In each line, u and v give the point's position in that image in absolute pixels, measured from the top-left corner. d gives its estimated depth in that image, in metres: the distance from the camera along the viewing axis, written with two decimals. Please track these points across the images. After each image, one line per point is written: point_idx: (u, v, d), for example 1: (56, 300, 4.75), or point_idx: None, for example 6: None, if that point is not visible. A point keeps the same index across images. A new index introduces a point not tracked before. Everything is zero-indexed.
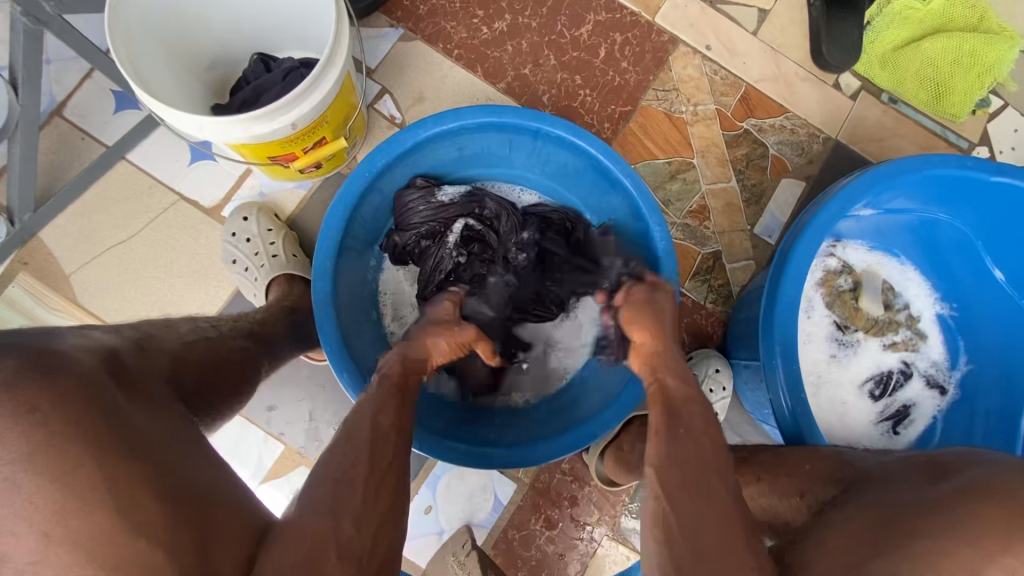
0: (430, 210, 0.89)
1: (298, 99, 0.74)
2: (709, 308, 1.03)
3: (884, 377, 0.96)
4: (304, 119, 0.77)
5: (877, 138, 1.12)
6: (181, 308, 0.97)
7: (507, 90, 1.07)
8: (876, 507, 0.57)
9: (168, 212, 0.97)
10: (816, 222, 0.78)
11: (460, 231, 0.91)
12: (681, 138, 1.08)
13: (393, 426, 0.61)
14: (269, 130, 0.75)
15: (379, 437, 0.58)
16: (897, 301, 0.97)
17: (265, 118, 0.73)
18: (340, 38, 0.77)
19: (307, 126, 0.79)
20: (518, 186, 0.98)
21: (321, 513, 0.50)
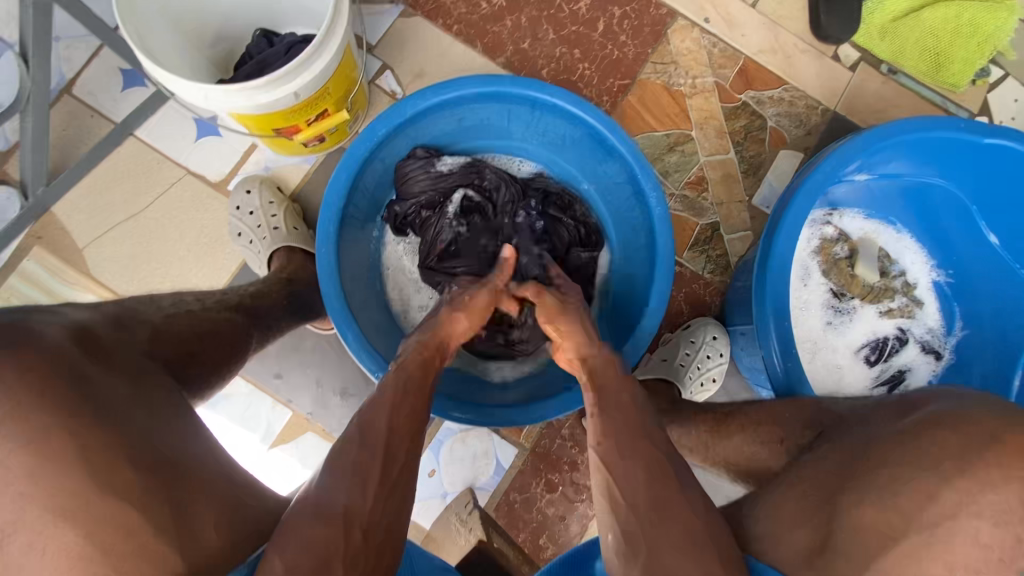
0: (430, 179, 0.92)
1: (300, 68, 0.76)
2: (707, 278, 1.05)
3: (879, 343, 0.97)
4: (306, 89, 0.79)
5: (876, 109, 1.13)
6: (189, 281, 0.99)
7: (507, 65, 1.08)
8: (851, 452, 0.60)
9: (176, 186, 0.99)
10: (808, 186, 0.79)
11: (460, 200, 0.92)
12: (679, 111, 1.09)
13: (406, 423, 0.61)
14: (272, 99, 0.77)
15: (393, 429, 0.59)
16: (892, 269, 0.98)
17: (268, 86, 0.75)
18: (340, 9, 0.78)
19: (310, 96, 0.81)
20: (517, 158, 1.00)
21: (329, 505, 0.52)
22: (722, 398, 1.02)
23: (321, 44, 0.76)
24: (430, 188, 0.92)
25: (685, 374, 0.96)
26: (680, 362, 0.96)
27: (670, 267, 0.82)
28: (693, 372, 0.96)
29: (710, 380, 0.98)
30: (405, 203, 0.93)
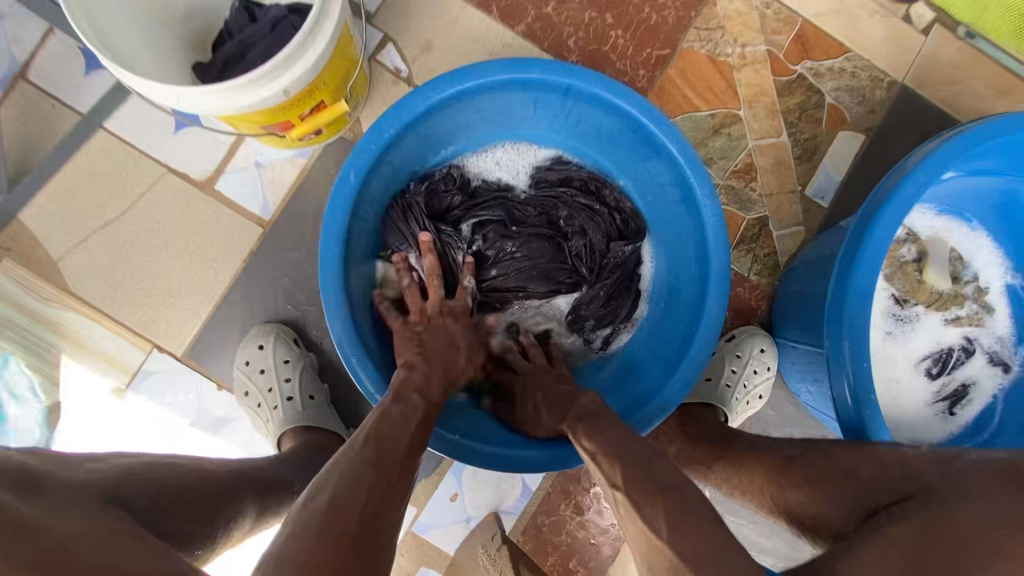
0: (439, 193, 0.83)
1: (288, 61, 0.63)
2: (754, 281, 0.94)
3: (943, 354, 0.88)
4: (297, 84, 0.66)
5: (950, 80, 0.98)
6: (177, 293, 0.89)
7: (527, 34, 0.93)
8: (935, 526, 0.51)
9: (156, 187, 0.88)
10: (882, 193, 0.69)
11: (472, 213, 0.84)
12: (726, 87, 0.95)
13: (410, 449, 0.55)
14: (256, 101, 0.64)
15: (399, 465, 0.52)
16: (965, 273, 0.88)
17: (251, 86, 0.63)
18: None
19: (302, 90, 0.69)
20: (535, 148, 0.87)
21: (315, 542, 0.44)
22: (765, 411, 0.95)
23: (311, 30, 0.63)
24: (439, 205, 0.84)
25: (730, 394, 0.89)
26: (726, 381, 0.89)
27: (726, 287, 0.72)
28: (739, 391, 0.89)
29: (756, 398, 0.91)
30: (411, 220, 0.81)
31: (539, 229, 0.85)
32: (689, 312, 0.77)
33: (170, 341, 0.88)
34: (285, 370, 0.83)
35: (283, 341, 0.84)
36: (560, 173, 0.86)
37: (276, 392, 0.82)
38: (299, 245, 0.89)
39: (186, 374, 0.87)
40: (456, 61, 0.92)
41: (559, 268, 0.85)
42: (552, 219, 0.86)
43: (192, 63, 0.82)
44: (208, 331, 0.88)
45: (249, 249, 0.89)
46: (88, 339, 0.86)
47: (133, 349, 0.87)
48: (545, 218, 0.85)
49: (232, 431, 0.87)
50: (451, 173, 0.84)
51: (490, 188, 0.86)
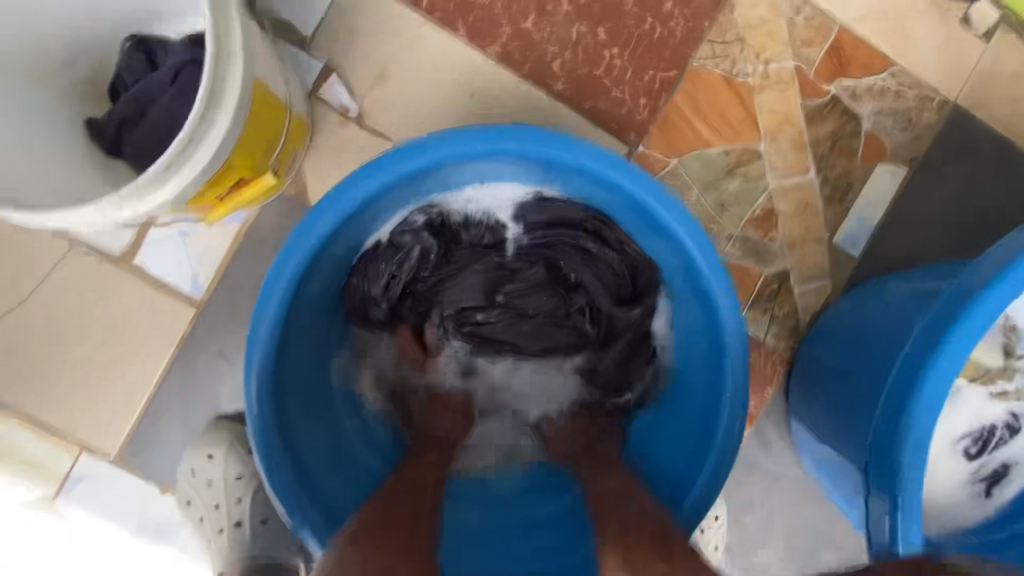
0: (416, 252, 0.71)
1: (175, 160, 0.52)
2: (769, 346, 0.81)
3: (985, 432, 0.77)
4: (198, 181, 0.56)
5: (1013, 96, 0.82)
6: (99, 387, 0.76)
7: (502, 56, 0.76)
8: None
9: (65, 264, 0.75)
10: (949, 296, 0.55)
11: (458, 270, 0.73)
12: (744, 116, 0.79)
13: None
14: (150, 208, 0.54)
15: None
16: (1019, 344, 0.76)
17: (137, 195, 0.52)
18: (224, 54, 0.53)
19: (209, 183, 0.58)
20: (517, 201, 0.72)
21: None
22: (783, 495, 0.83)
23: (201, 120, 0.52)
24: (415, 263, 0.72)
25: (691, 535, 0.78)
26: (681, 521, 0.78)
27: (745, 401, 0.60)
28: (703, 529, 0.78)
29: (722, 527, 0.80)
30: (385, 284, 0.71)
31: (533, 288, 0.74)
32: (698, 420, 0.65)
33: (101, 441, 0.76)
34: (235, 487, 0.74)
35: (235, 452, 0.74)
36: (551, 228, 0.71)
37: (224, 512, 0.73)
38: (240, 327, 0.76)
39: (121, 479, 0.76)
40: (415, 94, 0.75)
41: (557, 327, 0.74)
42: (549, 275, 0.74)
43: (82, 119, 0.65)
44: (143, 429, 0.76)
45: (181, 333, 0.76)
46: (8, 443, 0.75)
47: (60, 452, 0.76)
48: (540, 275, 0.73)
49: (175, 543, 0.77)
50: (425, 227, 0.71)
51: (476, 241, 0.73)
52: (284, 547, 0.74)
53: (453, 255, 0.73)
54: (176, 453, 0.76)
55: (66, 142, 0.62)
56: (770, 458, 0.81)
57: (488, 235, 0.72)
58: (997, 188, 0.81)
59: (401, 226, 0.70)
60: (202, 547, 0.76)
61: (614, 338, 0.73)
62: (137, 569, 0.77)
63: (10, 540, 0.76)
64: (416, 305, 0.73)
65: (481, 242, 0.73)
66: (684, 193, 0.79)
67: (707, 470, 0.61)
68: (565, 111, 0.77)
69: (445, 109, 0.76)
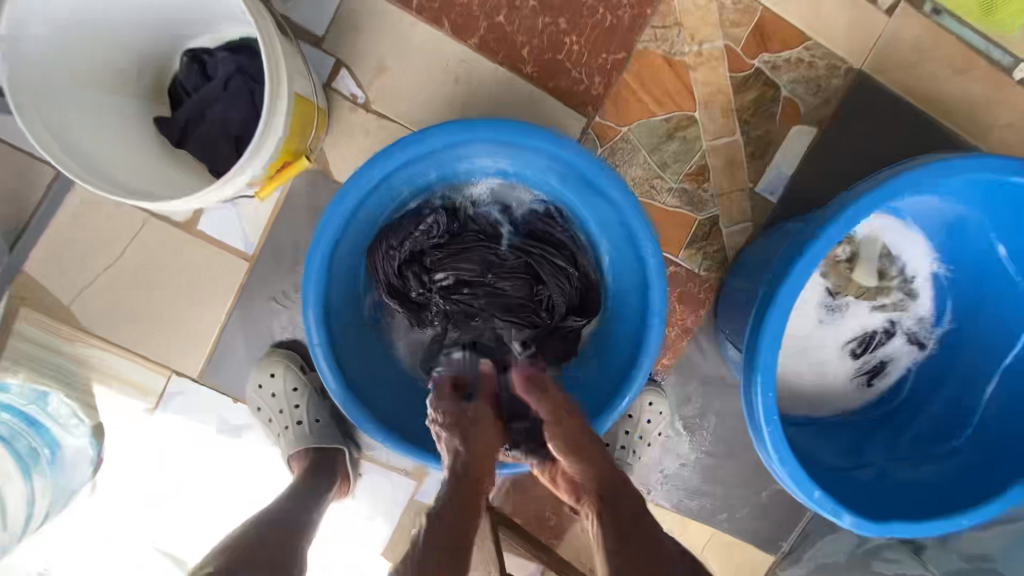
0: (429, 223, 0.88)
1: (247, 157, 0.70)
2: (702, 276, 1.02)
3: (867, 336, 0.98)
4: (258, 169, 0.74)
5: (910, 62, 0.97)
6: (177, 325, 0.98)
7: (481, 46, 0.94)
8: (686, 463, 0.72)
9: (143, 231, 0.96)
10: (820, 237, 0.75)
11: (456, 250, 0.90)
12: (681, 88, 0.96)
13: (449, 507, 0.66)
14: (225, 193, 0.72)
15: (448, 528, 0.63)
16: (893, 268, 0.96)
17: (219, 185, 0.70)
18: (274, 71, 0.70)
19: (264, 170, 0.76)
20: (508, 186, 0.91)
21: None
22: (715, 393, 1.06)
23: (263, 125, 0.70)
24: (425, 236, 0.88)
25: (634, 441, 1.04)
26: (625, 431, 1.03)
27: (664, 326, 0.81)
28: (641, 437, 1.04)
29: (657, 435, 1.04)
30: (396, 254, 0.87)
31: (514, 272, 0.90)
32: (631, 346, 0.85)
33: (184, 364, 0.98)
34: (293, 396, 0.96)
35: (292, 370, 0.97)
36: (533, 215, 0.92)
37: (287, 415, 0.95)
38: (285, 274, 0.97)
39: (203, 392, 0.99)
40: (413, 81, 0.94)
41: (525, 310, 0.90)
42: (527, 262, 0.91)
43: (152, 117, 0.84)
44: (216, 355, 0.98)
45: (239, 281, 0.97)
46: (114, 367, 0.98)
47: (154, 373, 0.98)
48: (520, 261, 0.90)
49: (248, 437, 1.00)
50: (437, 205, 0.90)
51: (478, 220, 0.92)
52: (336, 440, 0.97)
53: (456, 232, 0.91)
54: (243, 373, 0.99)
55: (146, 139, 0.81)
56: (705, 362, 1.04)
57: (487, 212, 0.92)
58: (893, 141, 0.98)
59: (419, 205, 0.89)
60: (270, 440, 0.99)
61: (561, 334, 0.90)
62: (220, 458, 1.00)
63: (122, 441, 0.99)
64: (417, 272, 0.88)
65: (480, 219, 0.92)
66: (633, 155, 0.98)
67: (635, 385, 0.82)
68: (535, 90, 0.95)
69: (437, 93, 0.94)
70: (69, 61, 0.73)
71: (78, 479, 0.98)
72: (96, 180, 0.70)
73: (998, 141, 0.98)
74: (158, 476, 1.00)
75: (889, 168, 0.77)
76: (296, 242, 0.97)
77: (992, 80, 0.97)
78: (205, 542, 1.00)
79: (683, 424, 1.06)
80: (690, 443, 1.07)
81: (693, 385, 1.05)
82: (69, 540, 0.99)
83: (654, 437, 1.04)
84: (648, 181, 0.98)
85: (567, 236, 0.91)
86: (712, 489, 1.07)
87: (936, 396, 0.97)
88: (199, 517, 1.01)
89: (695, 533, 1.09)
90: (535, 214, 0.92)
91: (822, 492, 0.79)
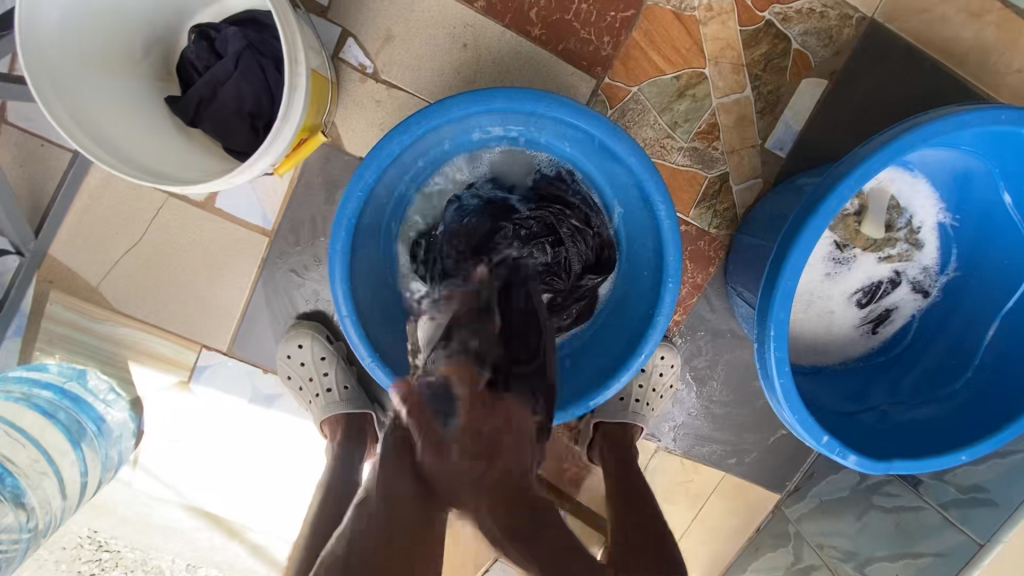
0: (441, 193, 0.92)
1: (271, 141, 0.72)
2: (712, 234, 1.03)
3: (873, 287, 1.00)
4: (278, 150, 0.76)
5: (922, 8, 0.96)
6: (202, 301, 1.01)
7: (488, 10, 0.92)
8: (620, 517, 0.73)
9: (162, 211, 0.98)
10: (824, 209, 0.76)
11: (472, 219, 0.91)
12: (691, 45, 0.96)
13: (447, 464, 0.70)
14: (247, 176, 0.74)
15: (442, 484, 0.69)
16: (899, 221, 0.97)
17: (245, 169, 0.72)
18: (294, 52, 0.72)
19: (284, 151, 0.78)
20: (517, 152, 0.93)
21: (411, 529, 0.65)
22: (725, 346, 1.09)
23: (287, 108, 0.72)
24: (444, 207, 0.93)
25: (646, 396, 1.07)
26: (638, 382, 1.06)
27: (680, 284, 0.83)
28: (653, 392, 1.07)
29: (670, 388, 1.08)
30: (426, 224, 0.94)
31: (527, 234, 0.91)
32: (644, 304, 0.88)
33: (213, 339, 1.02)
34: (321, 365, 1.00)
35: (319, 340, 1.00)
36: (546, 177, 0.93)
37: (316, 382, 0.99)
38: (304, 248, 0.99)
39: (234, 364, 1.03)
40: (421, 48, 0.93)
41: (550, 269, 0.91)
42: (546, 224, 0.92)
43: (164, 98, 0.84)
44: (244, 329, 1.02)
45: (259, 256, 0.99)
46: (146, 345, 1.01)
47: (185, 350, 1.02)
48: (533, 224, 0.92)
49: (281, 405, 1.05)
50: (449, 176, 0.92)
51: (491, 191, 0.93)
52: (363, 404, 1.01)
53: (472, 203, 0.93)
54: (271, 345, 1.02)
55: (162, 118, 0.82)
56: (715, 316, 1.08)
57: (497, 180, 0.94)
58: (904, 91, 0.97)
59: (436, 177, 0.92)
60: (301, 407, 1.04)
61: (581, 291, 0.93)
62: (254, 425, 1.05)
63: (160, 414, 1.04)
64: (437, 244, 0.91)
65: (491, 189, 0.94)
66: (644, 116, 0.98)
67: (648, 344, 0.85)
68: (543, 53, 0.94)
69: (446, 60, 0.94)
70: (80, 45, 0.73)
71: (123, 451, 1.02)
72: (125, 167, 0.72)
73: (1009, 87, 0.97)
74: (198, 445, 1.05)
75: (901, 122, 0.77)
76: (313, 216, 0.98)
77: (1006, 25, 0.96)
78: (248, 504, 1.07)
79: (694, 376, 1.11)
80: (702, 394, 1.12)
81: (703, 339, 1.09)
82: (118, 504, 1.06)
83: (666, 389, 1.08)
84: (659, 142, 0.99)
85: (579, 198, 0.93)
86: (722, 436, 1.13)
87: (938, 341, 1.00)
88: (240, 482, 1.07)
89: (706, 477, 1.15)
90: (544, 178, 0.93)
91: (830, 437, 0.85)
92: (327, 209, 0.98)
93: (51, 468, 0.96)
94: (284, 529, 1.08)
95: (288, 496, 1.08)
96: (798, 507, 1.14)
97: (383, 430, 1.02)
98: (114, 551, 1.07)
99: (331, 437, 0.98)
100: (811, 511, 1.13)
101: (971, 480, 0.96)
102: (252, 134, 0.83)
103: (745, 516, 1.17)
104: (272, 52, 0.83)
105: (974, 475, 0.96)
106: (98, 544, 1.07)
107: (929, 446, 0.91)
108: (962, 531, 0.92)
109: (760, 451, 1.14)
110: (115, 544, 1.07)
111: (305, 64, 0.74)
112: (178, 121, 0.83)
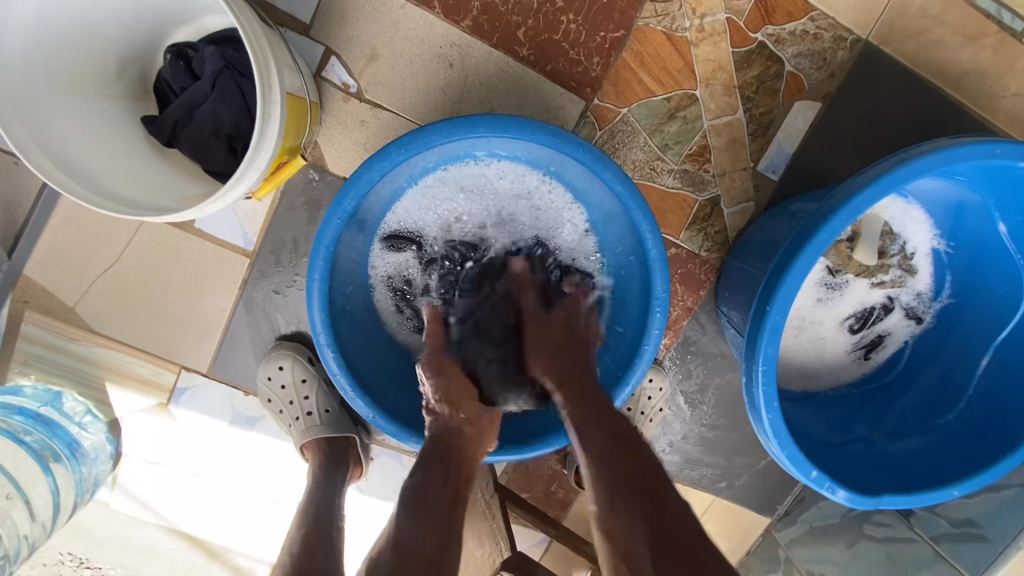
0: (413, 211, 0.90)
1: (245, 170, 0.70)
2: (703, 257, 1.01)
3: (865, 312, 0.98)
4: (253, 179, 0.74)
5: (916, 31, 0.94)
6: (182, 322, 0.99)
7: (474, 29, 0.91)
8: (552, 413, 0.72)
9: (140, 232, 0.96)
10: (817, 242, 0.74)
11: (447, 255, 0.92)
12: (682, 66, 0.94)
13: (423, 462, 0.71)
14: (219, 207, 0.73)
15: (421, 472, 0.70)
16: (892, 246, 0.95)
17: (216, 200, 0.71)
18: (269, 78, 0.70)
19: (260, 178, 0.76)
20: (493, 164, 0.87)
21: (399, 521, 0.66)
22: (718, 365, 1.07)
23: (261, 137, 0.70)
24: (416, 235, 0.91)
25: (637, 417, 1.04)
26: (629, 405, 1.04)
27: (666, 314, 0.81)
28: (641, 414, 1.05)
29: (658, 411, 1.06)
30: (403, 248, 0.91)
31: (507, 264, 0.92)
32: (633, 332, 0.86)
33: (192, 361, 1.00)
34: (302, 388, 0.98)
35: (300, 362, 0.98)
36: (514, 180, 0.89)
37: (297, 405, 0.97)
38: (285, 268, 0.97)
39: (214, 386, 1.01)
40: (406, 68, 0.91)
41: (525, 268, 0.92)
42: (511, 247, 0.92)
43: (139, 117, 0.82)
44: (224, 350, 1.00)
45: (241, 276, 0.97)
46: (123, 366, 0.99)
47: (163, 371, 1.00)
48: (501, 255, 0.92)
49: (261, 427, 1.03)
50: (419, 205, 0.89)
51: (454, 206, 0.90)
52: (348, 427, 1.00)
53: (444, 221, 0.91)
54: (251, 366, 1.00)
55: (137, 139, 0.80)
56: (705, 338, 1.06)
57: (462, 200, 0.90)
58: (897, 116, 0.95)
59: (409, 212, 0.90)
60: (282, 429, 1.02)
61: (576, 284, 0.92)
62: (236, 447, 1.03)
63: (136, 435, 1.02)
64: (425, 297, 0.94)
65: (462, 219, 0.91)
66: (634, 137, 0.96)
67: (635, 373, 0.83)
68: (531, 73, 0.93)
69: (431, 80, 0.92)
70: (49, 67, 0.72)
71: (99, 472, 1.01)
72: (95, 195, 0.70)
73: (1005, 112, 0.95)
74: (177, 466, 1.03)
75: (892, 154, 0.76)
76: (295, 236, 0.96)
77: (1003, 48, 0.94)
78: (229, 526, 1.05)
79: (685, 400, 1.09)
80: (693, 417, 1.10)
81: (693, 363, 1.07)
82: (96, 525, 1.04)
83: (656, 413, 1.06)
84: (649, 164, 0.97)
85: (555, 202, 0.90)
86: (713, 459, 1.11)
87: (930, 369, 0.98)
88: (220, 503, 1.04)
89: (696, 500, 1.13)
90: (519, 183, 0.89)
91: (820, 471, 0.82)
92: (310, 230, 0.96)
93: (20, 496, 0.93)
94: (266, 551, 1.06)
95: (269, 517, 1.05)
96: (789, 532, 1.12)
97: (365, 453, 1.00)
98: (95, 569, 1.05)
99: (314, 461, 0.96)
100: (801, 536, 1.11)
101: (962, 513, 0.94)
102: (231, 155, 0.81)
103: (735, 538, 1.16)
104: (250, 71, 0.81)
105: (966, 508, 0.94)
106: (79, 562, 1.05)
107: (921, 479, 0.89)
108: (954, 567, 0.90)
109: (750, 472, 1.12)
110: (96, 561, 1.05)
111: (280, 90, 0.72)
112: (152, 141, 0.81)
